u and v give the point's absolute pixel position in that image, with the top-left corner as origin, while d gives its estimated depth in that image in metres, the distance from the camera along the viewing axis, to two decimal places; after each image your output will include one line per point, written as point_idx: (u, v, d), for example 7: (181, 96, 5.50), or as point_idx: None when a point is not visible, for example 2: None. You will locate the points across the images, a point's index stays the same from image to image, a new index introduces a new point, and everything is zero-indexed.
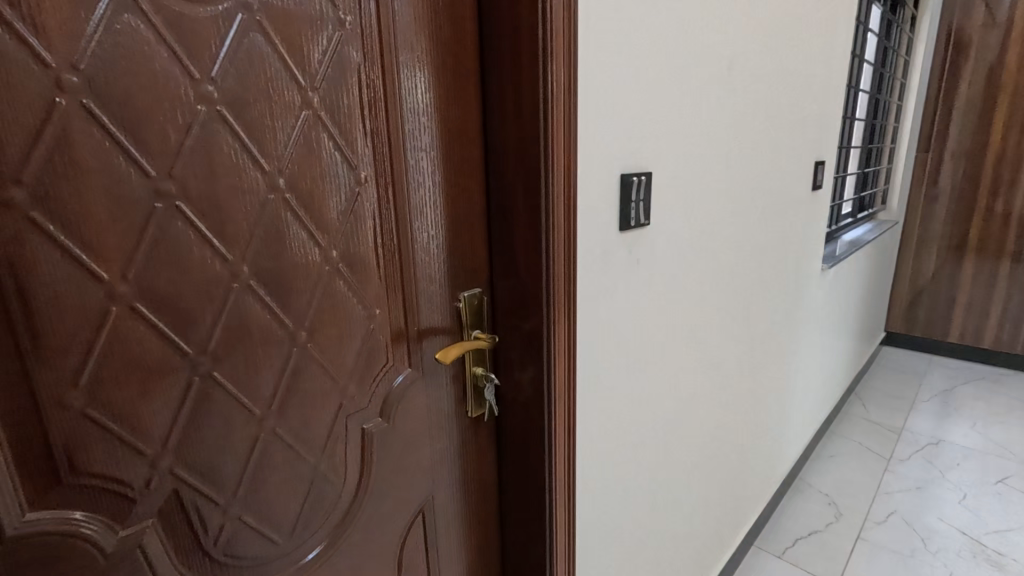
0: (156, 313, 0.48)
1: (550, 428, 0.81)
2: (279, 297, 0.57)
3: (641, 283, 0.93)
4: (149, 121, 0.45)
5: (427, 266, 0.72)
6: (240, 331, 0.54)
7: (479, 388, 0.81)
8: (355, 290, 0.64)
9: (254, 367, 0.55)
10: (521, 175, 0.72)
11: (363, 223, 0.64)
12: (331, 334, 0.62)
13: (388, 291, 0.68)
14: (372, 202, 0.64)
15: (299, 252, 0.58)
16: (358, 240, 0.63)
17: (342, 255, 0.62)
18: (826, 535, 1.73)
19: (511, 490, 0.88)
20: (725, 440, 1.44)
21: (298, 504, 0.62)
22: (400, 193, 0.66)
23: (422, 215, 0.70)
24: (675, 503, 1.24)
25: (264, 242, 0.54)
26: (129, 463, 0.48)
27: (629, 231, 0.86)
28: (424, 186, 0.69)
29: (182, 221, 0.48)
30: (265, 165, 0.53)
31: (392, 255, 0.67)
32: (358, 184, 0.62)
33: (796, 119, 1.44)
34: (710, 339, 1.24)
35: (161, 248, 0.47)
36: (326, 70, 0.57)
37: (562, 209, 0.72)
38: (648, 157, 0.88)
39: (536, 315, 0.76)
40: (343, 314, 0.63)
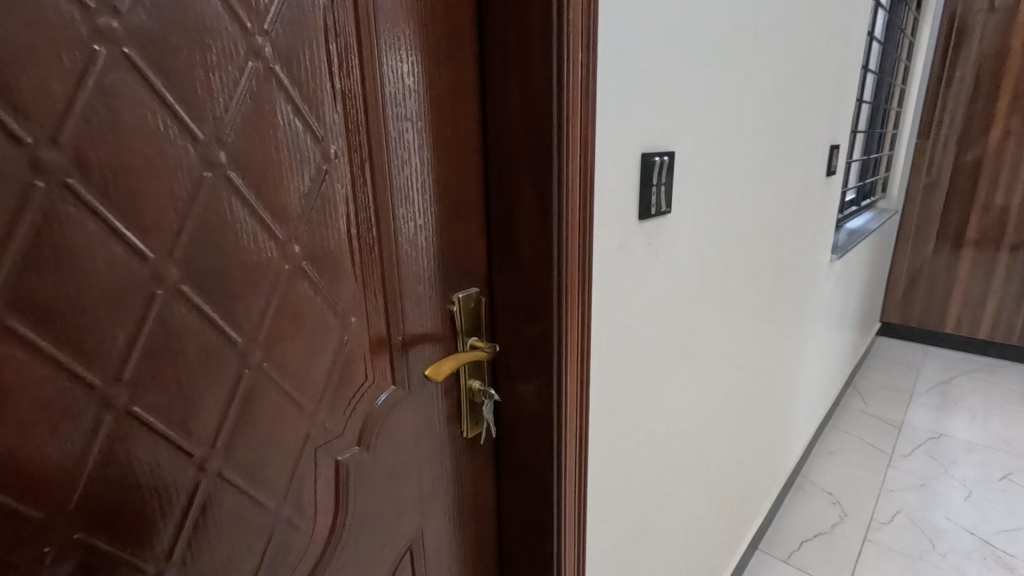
0: (44, 334, 0.35)
1: (559, 449, 0.69)
2: (223, 306, 0.44)
3: (659, 280, 0.82)
4: (15, 64, 0.32)
5: (414, 263, 0.59)
6: (170, 353, 0.41)
7: (476, 404, 0.70)
8: (325, 293, 0.52)
9: (190, 396, 0.43)
10: (528, 153, 0.60)
11: (333, 209, 0.51)
12: (294, 349, 0.50)
13: (366, 294, 0.55)
14: (345, 184, 0.51)
15: (250, 246, 0.45)
16: (327, 231, 0.51)
17: (307, 250, 0.49)
18: (832, 537, 1.67)
19: (512, 517, 0.77)
20: (735, 443, 1.35)
21: (255, 559, 0.50)
22: (379, 173, 0.54)
23: (408, 200, 0.57)
24: (685, 514, 1.15)
25: (201, 236, 0.41)
26: (12, 536, 0.35)
27: (649, 220, 0.74)
28: (410, 165, 0.56)
29: (77, 207, 0.35)
30: (198, 134, 0.40)
31: (371, 250, 0.55)
32: (327, 162, 0.49)
33: (814, 97, 1.33)
34: (723, 337, 1.14)
35: (46, 246, 0.34)
36: (280, 10, 0.43)
37: (578, 195, 0.60)
38: (670, 133, 0.76)
39: (543, 320, 0.64)
40: (310, 324, 0.51)
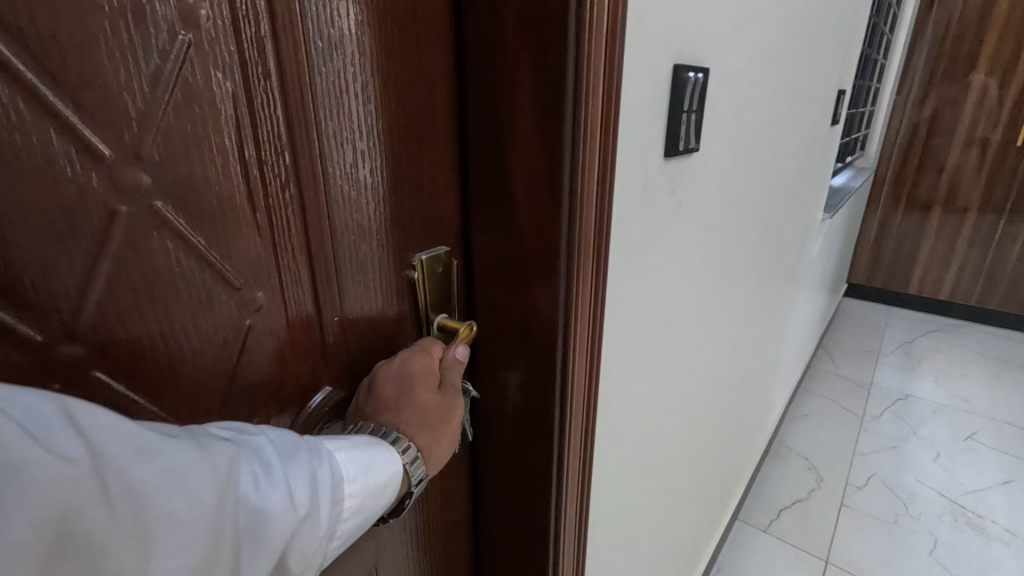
0: None
1: (560, 461, 0.53)
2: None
3: (677, 240, 0.65)
4: None
5: (353, 211, 0.41)
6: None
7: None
8: (209, 250, 0.33)
9: None
10: (527, 51, 0.40)
11: (211, 115, 0.32)
12: (160, 339, 0.32)
13: (278, 253, 0.38)
14: (230, 73, 0.32)
15: (35, 172, 0.26)
16: (203, 155, 0.32)
17: (168, 181, 0.30)
18: (810, 504, 1.63)
19: (494, 534, 0.62)
20: (726, 416, 1.24)
21: None
22: (292, 66, 0.34)
23: (337, 114, 0.38)
24: (677, 498, 1.04)
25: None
26: None
27: (675, 158, 0.56)
28: (339, 58, 0.37)
29: None
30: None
31: (285, 189, 0.37)
32: (193, 32, 0.30)
33: (832, 28, 1.15)
34: (730, 305, 1.00)
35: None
36: None
37: (601, 121, 0.41)
38: (705, 43, 0.57)
39: (544, 299, 0.47)
40: (183, 301, 0.33)
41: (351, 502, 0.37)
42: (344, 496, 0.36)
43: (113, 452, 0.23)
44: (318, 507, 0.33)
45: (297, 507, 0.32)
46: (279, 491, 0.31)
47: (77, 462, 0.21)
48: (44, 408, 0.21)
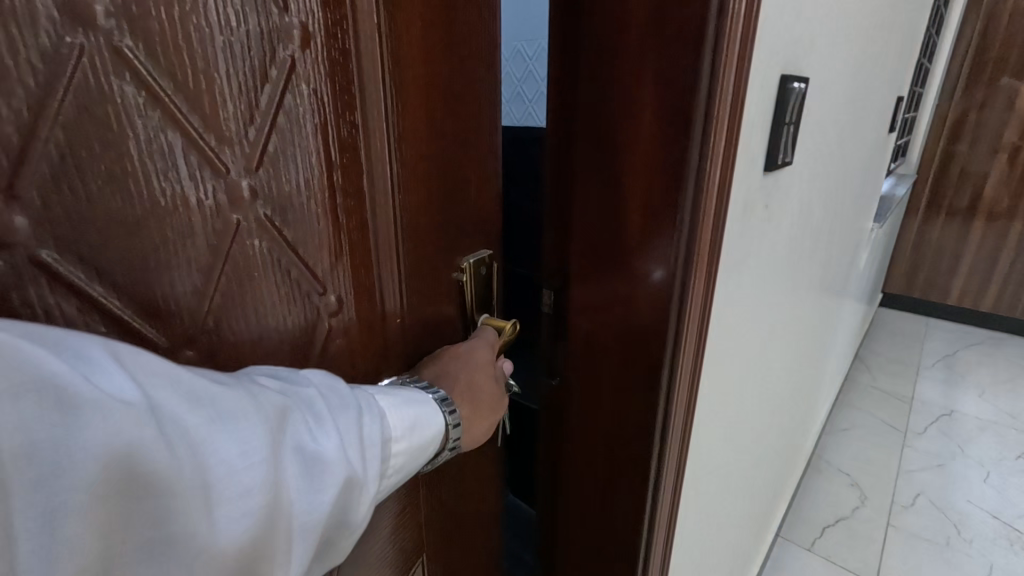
0: None
1: (653, 486, 0.51)
2: (128, 288, 0.27)
3: (764, 257, 0.62)
4: None
5: (419, 218, 0.43)
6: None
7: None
8: (302, 258, 0.36)
9: None
10: (653, 70, 0.40)
11: (305, 132, 0.34)
12: (259, 347, 0.34)
13: (355, 259, 0.39)
14: (320, 91, 0.34)
15: (168, 188, 0.28)
16: (300, 167, 0.34)
17: (271, 194, 0.33)
18: (854, 523, 1.58)
19: (573, 549, 0.61)
20: (779, 431, 1.20)
21: None
22: (372, 82, 0.37)
23: (407, 127, 0.40)
24: (734, 517, 1.01)
25: (77, 162, 0.24)
26: None
27: (772, 172, 0.53)
28: (411, 77, 0.40)
29: None
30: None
31: (364, 202, 0.39)
32: (295, 52, 0.32)
33: (900, 32, 1.10)
34: (794, 320, 0.96)
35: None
36: None
37: (726, 138, 0.39)
38: (807, 52, 0.54)
39: (651, 320, 0.45)
40: (279, 307, 0.35)
41: (398, 458, 0.35)
42: (391, 449, 0.34)
43: (163, 393, 0.22)
44: (368, 460, 0.31)
45: (351, 456, 0.30)
46: (330, 440, 0.29)
47: (131, 401, 0.21)
48: (91, 349, 0.21)
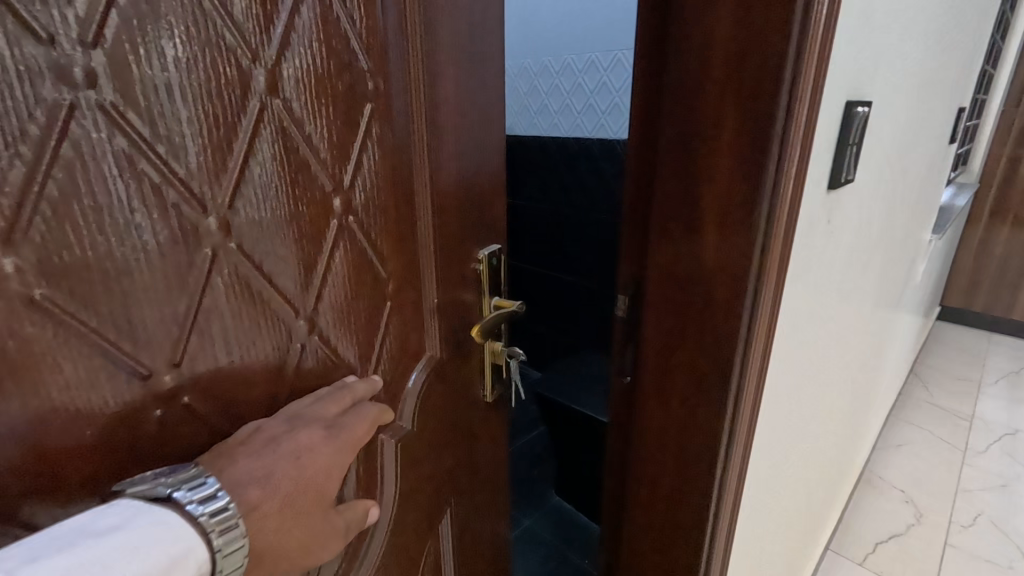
0: (88, 310, 0.27)
1: (721, 473, 0.56)
2: (277, 275, 0.37)
3: (825, 268, 0.66)
4: None
5: (460, 222, 0.54)
6: (202, 335, 0.33)
7: (494, 364, 0.64)
8: (380, 257, 0.46)
9: (247, 380, 0.36)
10: (732, 102, 0.45)
11: (375, 153, 0.44)
12: (352, 322, 0.44)
13: (413, 252, 0.50)
14: (394, 127, 0.45)
15: (307, 199, 0.38)
16: (382, 184, 0.45)
17: (354, 202, 0.42)
18: (909, 540, 1.55)
19: (640, 530, 0.67)
20: (833, 442, 1.21)
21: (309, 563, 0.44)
22: (430, 119, 0.48)
23: (453, 152, 0.51)
24: (788, 523, 1.03)
25: (255, 183, 0.34)
26: None
27: (835, 189, 0.57)
28: (458, 114, 0.51)
29: (119, 134, 0.27)
30: (253, 43, 0.33)
31: (425, 209, 0.50)
32: (379, 99, 0.43)
33: (963, 44, 1.10)
34: (853, 331, 0.97)
35: (73, 161, 0.25)
36: None
37: (800, 159, 0.45)
38: (869, 76, 0.57)
39: (722, 320, 0.51)
40: (367, 292, 0.45)
41: None
42: None
43: None
44: None
45: None
46: None
47: None
48: None
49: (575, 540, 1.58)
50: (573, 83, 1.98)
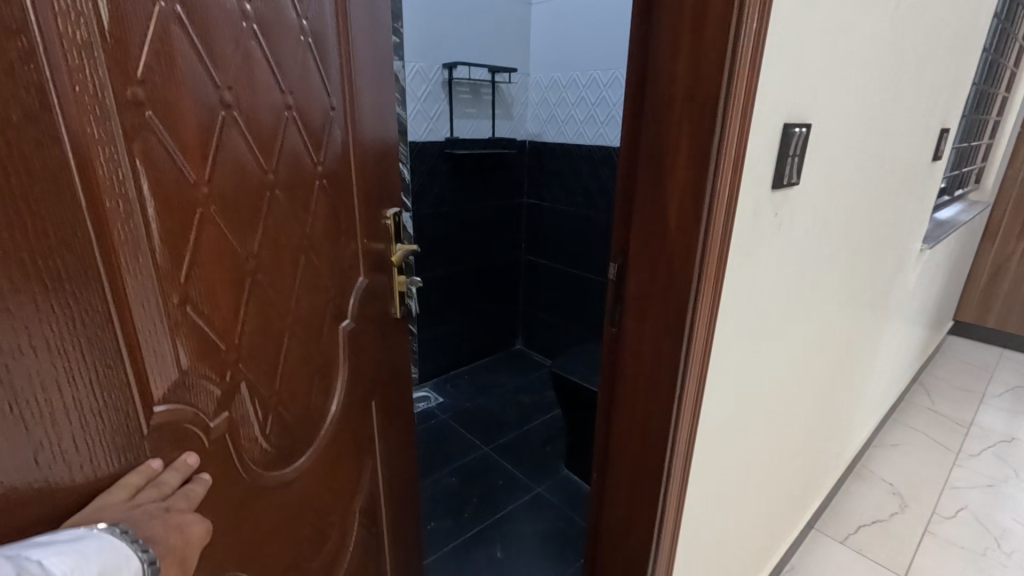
0: (225, 219, 0.53)
1: (680, 401, 0.74)
2: (292, 213, 0.64)
3: (778, 254, 0.83)
4: (222, 40, 0.50)
5: (378, 188, 0.83)
6: (263, 240, 0.59)
7: (401, 292, 0.92)
8: (340, 213, 0.74)
9: (281, 272, 0.63)
10: (689, 121, 0.63)
11: (335, 144, 0.71)
12: (321, 249, 0.70)
13: (354, 206, 0.77)
14: (341, 127, 0.71)
15: (305, 168, 0.65)
16: (338, 162, 0.72)
17: (324, 170, 0.69)
18: (889, 525, 1.67)
19: (619, 457, 0.84)
20: (812, 423, 1.34)
21: (307, 396, 0.70)
22: (360, 124, 0.75)
23: (372, 141, 0.79)
24: (764, 484, 1.18)
25: (281, 157, 0.61)
26: (213, 361, 0.53)
27: (779, 189, 0.75)
28: (373, 123, 0.79)
29: (235, 129, 0.53)
30: (282, 82, 0.59)
31: (360, 180, 0.77)
32: (337, 109, 0.70)
33: (941, 73, 1.25)
34: (823, 318, 1.13)
35: (220, 142, 0.52)
36: (313, 6, 0.64)
37: (733, 167, 0.63)
38: (811, 104, 0.75)
39: (683, 282, 0.68)
40: (331, 234, 0.72)
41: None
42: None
43: None
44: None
45: None
46: None
47: None
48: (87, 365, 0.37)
49: (579, 506, 1.75)
50: (598, 96, 2.21)
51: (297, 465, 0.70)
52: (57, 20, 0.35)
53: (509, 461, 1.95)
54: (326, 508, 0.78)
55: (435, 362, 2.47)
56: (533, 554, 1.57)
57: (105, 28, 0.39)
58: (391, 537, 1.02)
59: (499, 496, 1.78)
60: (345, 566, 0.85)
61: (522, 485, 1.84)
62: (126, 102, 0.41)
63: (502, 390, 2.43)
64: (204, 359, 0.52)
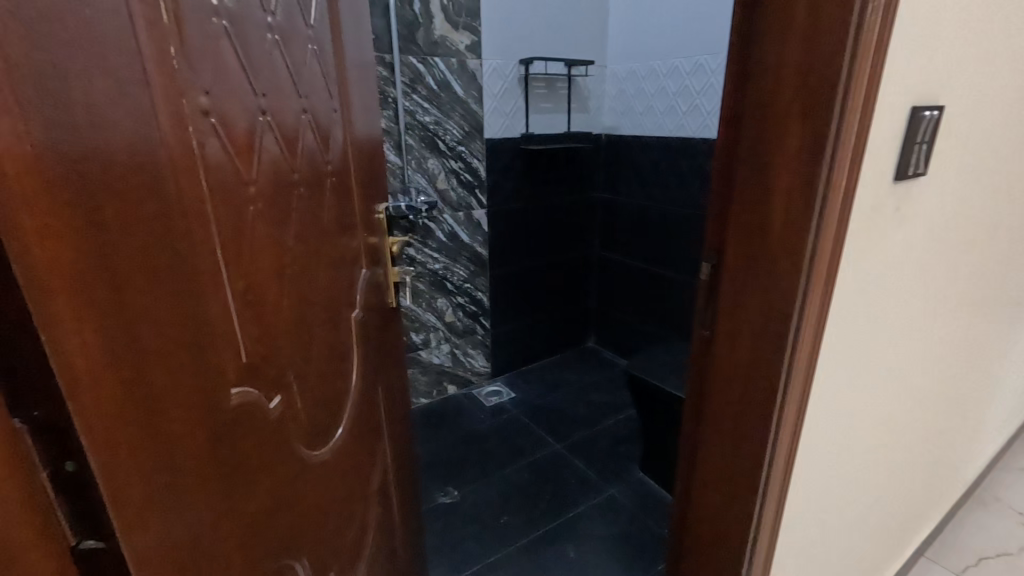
0: (269, 214, 0.58)
1: (782, 409, 0.69)
2: (312, 208, 0.69)
3: (896, 256, 0.74)
4: (256, 53, 0.56)
5: (368, 179, 0.91)
6: (294, 234, 0.64)
7: (396, 282, 1.03)
8: (347, 208, 0.81)
9: (309, 265, 0.68)
10: (797, 112, 0.58)
11: (339, 143, 0.78)
12: (334, 244, 0.76)
13: (355, 201, 0.84)
14: (341, 129, 0.78)
15: (318, 165, 0.71)
16: (342, 160, 0.79)
17: (333, 168, 0.76)
18: (1020, 561, 1.47)
19: (705, 468, 0.80)
20: (925, 442, 1.20)
21: (335, 377, 0.76)
22: (353, 124, 0.83)
23: (362, 139, 0.87)
24: (868, 506, 1.07)
25: (303, 157, 0.67)
26: (269, 346, 0.58)
27: (903, 181, 0.67)
28: (364, 126, 0.87)
29: (269, 131, 0.58)
30: (300, 88, 0.65)
31: (356, 176, 0.85)
32: (339, 111, 0.77)
33: None
34: (944, 325, 1.00)
35: (260, 143, 0.57)
36: (316, 19, 0.70)
37: (851, 161, 0.58)
38: (945, 84, 0.66)
39: (786, 286, 0.63)
40: (340, 230, 0.78)
41: None
42: None
43: None
44: None
45: None
46: None
47: None
48: None
49: (654, 511, 1.70)
50: (680, 86, 2.10)
51: (331, 444, 0.74)
52: (145, 39, 0.39)
53: (581, 460, 1.93)
54: (354, 487, 0.82)
55: (506, 357, 2.49)
56: (607, 556, 1.54)
57: (179, 43, 0.43)
58: (401, 512, 1.07)
59: (573, 495, 1.76)
60: (370, 545, 0.89)
61: (595, 486, 1.81)
62: (196, 109, 0.46)
63: (575, 387, 2.41)
64: (261, 343, 0.57)
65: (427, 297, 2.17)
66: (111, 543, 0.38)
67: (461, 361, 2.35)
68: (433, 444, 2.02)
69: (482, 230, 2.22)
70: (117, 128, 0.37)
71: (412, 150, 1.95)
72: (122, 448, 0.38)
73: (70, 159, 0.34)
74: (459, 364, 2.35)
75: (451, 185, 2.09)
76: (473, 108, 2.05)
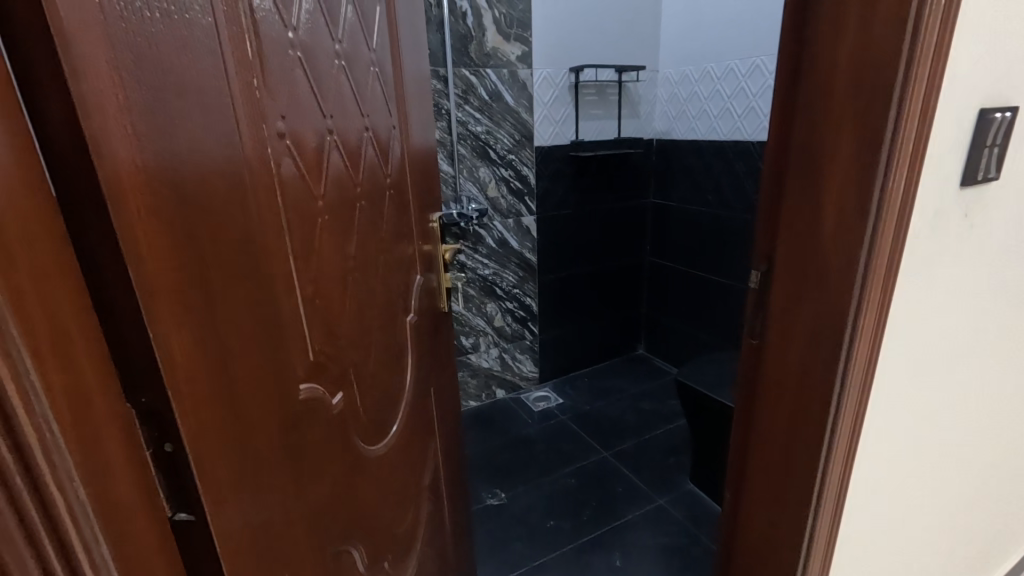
0: (335, 225, 0.64)
1: (836, 421, 0.67)
2: (372, 218, 0.74)
3: (965, 264, 0.70)
4: (326, 80, 0.62)
5: (424, 190, 0.96)
6: (356, 242, 0.70)
7: (448, 288, 1.08)
8: (404, 218, 0.86)
9: (369, 271, 0.73)
10: (851, 119, 0.57)
11: (397, 156, 0.83)
12: (392, 251, 0.81)
13: (411, 211, 0.90)
14: (400, 143, 0.84)
15: (379, 179, 0.77)
16: (400, 172, 0.85)
17: (391, 180, 0.81)
18: None
19: (754, 480, 0.78)
20: (1006, 464, 1.11)
21: (391, 376, 0.81)
22: (410, 139, 0.88)
23: (419, 153, 0.92)
24: (938, 530, 1.00)
25: (365, 171, 0.72)
26: (333, 346, 0.63)
27: (971, 187, 0.64)
28: (420, 140, 0.92)
29: (336, 149, 0.64)
30: (363, 108, 0.71)
31: (412, 187, 0.90)
32: (397, 127, 0.83)
33: None
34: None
35: (328, 160, 0.62)
36: (379, 44, 0.76)
37: (908, 168, 0.56)
38: (1020, 83, 0.63)
39: (840, 295, 0.62)
40: (399, 238, 0.84)
41: None
42: None
43: None
44: None
45: None
46: None
47: None
48: None
49: (704, 523, 1.66)
50: (734, 88, 2.06)
51: (387, 440, 0.79)
52: (235, 75, 0.45)
53: (629, 468, 1.91)
54: (408, 482, 0.87)
55: (555, 363, 2.51)
56: (655, 566, 1.52)
57: (262, 77, 0.49)
58: (450, 510, 1.11)
59: (620, 502, 1.75)
60: (422, 539, 0.94)
61: (643, 494, 1.78)
62: (275, 134, 0.51)
63: (624, 395, 2.38)
64: (327, 343, 0.62)
65: (478, 301, 2.22)
66: (199, 516, 0.43)
67: (510, 366, 2.39)
68: (482, 446, 2.06)
69: (531, 236, 2.25)
70: (211, 153, 0.42)
71: (464, 160, 2.01)
72: (212, 434, 0.44)
73: (175, 183, 0.39)
74: (507, 368, 2.39)
75: (501, 192, 2.14)
76: (524, 117, 2.09)
